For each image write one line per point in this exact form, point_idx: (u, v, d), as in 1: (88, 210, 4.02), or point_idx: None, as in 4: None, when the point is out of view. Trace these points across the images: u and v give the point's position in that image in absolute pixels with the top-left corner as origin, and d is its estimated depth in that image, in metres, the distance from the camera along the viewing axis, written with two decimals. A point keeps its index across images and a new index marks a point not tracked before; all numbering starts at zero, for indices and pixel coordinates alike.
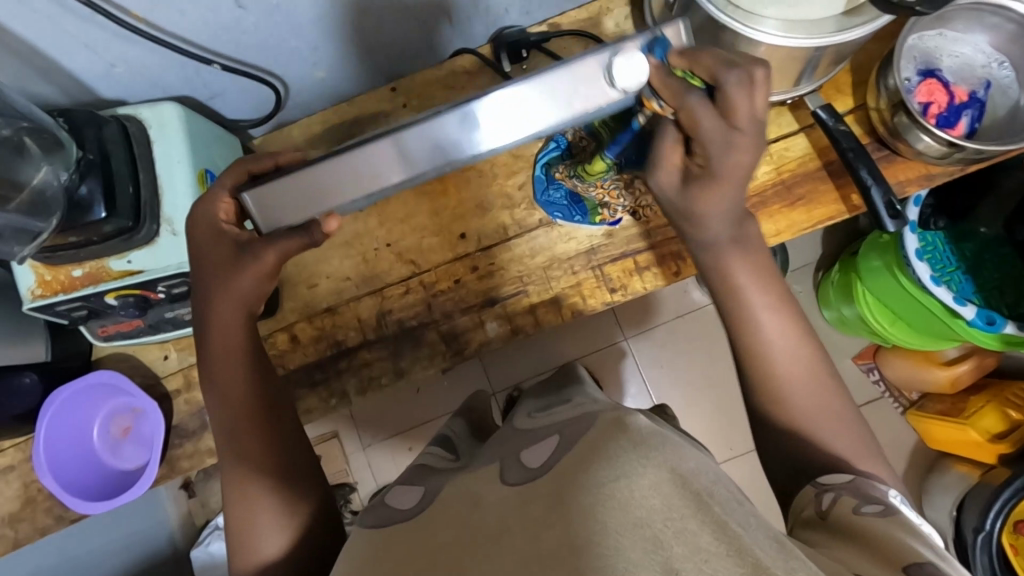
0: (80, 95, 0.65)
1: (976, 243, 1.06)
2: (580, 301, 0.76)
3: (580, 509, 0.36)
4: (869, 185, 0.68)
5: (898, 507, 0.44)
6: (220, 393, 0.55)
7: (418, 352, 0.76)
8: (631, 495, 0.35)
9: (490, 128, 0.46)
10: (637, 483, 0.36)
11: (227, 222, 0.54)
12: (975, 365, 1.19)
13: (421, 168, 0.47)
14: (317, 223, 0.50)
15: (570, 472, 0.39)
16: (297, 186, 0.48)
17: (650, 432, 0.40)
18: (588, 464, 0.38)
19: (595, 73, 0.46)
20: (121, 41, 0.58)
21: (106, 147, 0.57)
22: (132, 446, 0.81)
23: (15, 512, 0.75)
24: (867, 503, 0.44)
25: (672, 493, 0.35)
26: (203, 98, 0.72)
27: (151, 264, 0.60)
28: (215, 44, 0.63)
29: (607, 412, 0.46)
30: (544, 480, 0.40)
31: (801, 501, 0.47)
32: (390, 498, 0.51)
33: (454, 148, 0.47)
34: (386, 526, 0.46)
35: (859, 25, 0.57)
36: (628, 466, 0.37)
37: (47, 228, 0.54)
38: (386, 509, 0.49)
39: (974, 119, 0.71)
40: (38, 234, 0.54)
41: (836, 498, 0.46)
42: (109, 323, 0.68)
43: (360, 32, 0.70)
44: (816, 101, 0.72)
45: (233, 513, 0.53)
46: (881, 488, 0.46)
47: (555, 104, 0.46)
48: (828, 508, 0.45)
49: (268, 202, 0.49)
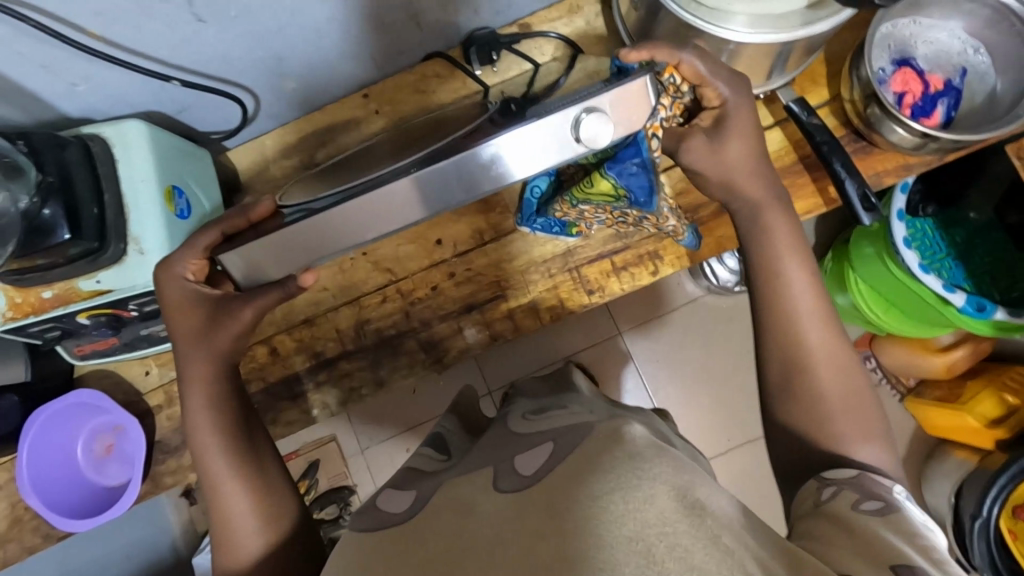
0: (45, 116, 0.65)
1: (966, 229, 1.06)
2: (559, 304, 0.76)
3: (576, 521, 0.38)
4: (843, 178, 0.67)
5: (900, 505, 0.44)
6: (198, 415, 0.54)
7: (396, 361, 0.76)
8: (624, 508, 0.37)
9: (486, 176, 0.49)
10: (630, 495, 0.38)
11: (193, 279, 0.56)
12: (971, 352, 1.23)
13: (424, 213, 0.50)
14: (293, 278, 0.52)
15: (564, 486, 0.41)
16: (279, 249, 0.50)
17: (645, 445, 0.43)
18: (583, 478, 0.40)
19: (564, 123, 0.47)
20: (78, 59, 0.58)
21: (67, 169, 0.57)
22: (115, 463, 0.81)
23: (3, 533, 0.75)
24: (870, 498, 0.45)
25: (667, 506, 0.38)
26: (172, 113, 0.71)
27: (120, 283, 0.60)
28: (177, 59, 0.63)
29: (603, 423, 0.48)
30: (533, 493, 0.42)
31: (801, 495, 0.48)
32: (381, 502, 0.53)
33: (448, 199, 0.49)
34: (376, 530, 0.48)
35: (825, 18, 0.56)
36: (623, 482, 0.39)
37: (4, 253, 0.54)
38: (378, 513, 0.51)
39: (950, 107, 0.70)
40: None
41: (838, 492, 0.46)
42: (85, 342, 0.67)
43: (324, 42, 0.69)
44: (788, 95, 0.71)
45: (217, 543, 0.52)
46: (886, 485, 0.46)
47: (535, 154, 0.48)
48: (826, 501, 0.45)
49: (250, 266, 0.52)
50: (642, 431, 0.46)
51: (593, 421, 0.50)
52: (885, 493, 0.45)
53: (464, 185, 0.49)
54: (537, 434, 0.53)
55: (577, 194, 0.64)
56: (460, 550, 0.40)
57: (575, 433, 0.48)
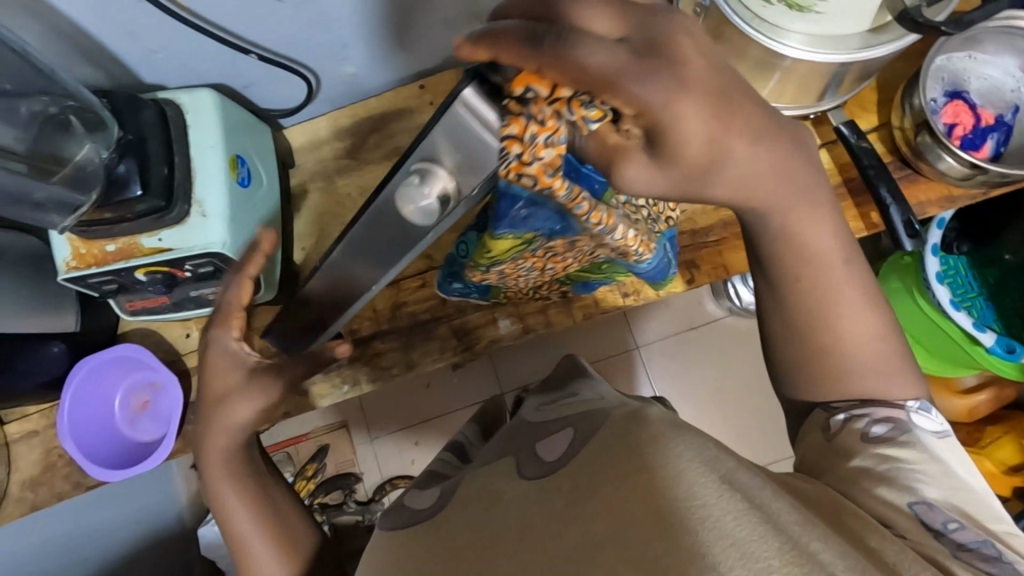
0: (121, 79, 0.68)
1: (999, 269, 1.05)
2: (593, 304, 0.77)
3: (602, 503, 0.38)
4: (888, 204, 0.69)
5: (909, 423, 0.48)
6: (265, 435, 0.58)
7: (428, 345, 0.78)
8: (650, 485, 0.37)
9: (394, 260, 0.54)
10: (658, 474, 0.37)
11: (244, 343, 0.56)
12: (993, 396, 1.21)
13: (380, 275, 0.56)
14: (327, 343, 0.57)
15: (597, 471, 0.41)
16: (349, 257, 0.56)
17: (663, 422, 0.42)
18: (612, 462, 0.40)
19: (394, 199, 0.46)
20: (164, 26, 0.61)
21: (143, 128, 0.59)
22: (148, 420, 0.84)
23: (36, 476, 0.78)
24: (882, 421, 0.48)
25: (698, 482, 0.36)
26: (238, 87, 0.74)
27: (181, 243, 0.62)
28: (252, 35, 0.66)
29: (622, 408, 0.48)
30: (558, 481, 0.43)
31: (809, 425, 0.51)
32: (409, 500, 0.54)
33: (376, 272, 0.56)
34: (405, 527, 0.49)
35: (886, 43, 0.57)
36: (650, 460, 0.38)
37: (87, 201, 0.57)
38: (405, 511, 0.52)
39: (999, 143, 0.71)
40: (79, 207, 0.56)
41: (849, 421, 0.49)
42: (136, 298, 0.70)
43: (390, 31, 0.72)
44: (839, 116, 0.72)
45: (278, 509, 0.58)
46: (902, 405, 0.49)
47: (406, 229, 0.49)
48: (836, 433, 0.49)
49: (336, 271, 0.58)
50: (661, 408, 0.46)
51: (605, 407, 0.51)
52: (895, 415, 0.48)
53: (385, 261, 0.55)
54: (553, 422, 0.54)
55: (482, 259, 0.58)
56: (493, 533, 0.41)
57: (592, 420, 0.49)
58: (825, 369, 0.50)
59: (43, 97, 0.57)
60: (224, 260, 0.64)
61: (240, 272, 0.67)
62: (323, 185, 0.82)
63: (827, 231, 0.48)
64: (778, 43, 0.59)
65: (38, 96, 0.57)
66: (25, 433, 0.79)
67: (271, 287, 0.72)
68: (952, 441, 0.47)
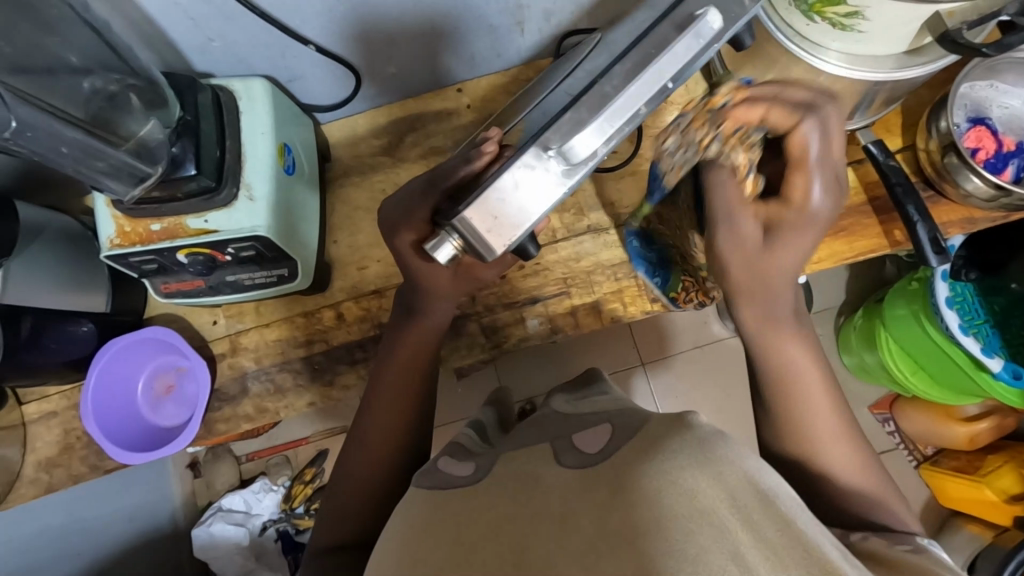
0: (174, 64, 0.69)
1: (1006, 299, 1.08)
2: (620, 307, 0.79)
3: (643, 493, 0.39)
4: (914, 221, 0.71)
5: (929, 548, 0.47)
6: (356, 443, 0.61)
7: (457, 341, 0.78)
8: (697, 485, 0.39)
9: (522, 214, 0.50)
10: (699, 474, 0.40)
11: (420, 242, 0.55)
12: (995, 424, 1.24)
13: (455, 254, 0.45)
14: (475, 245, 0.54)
15: (634, 461, 0.43)
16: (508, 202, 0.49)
17: (711, 429, 0.43)
18: (649, 455, 0.43)
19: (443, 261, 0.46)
20: (226, 15, 0.63)
21: (199, 110, 0.61)
22: (172, 405, 0.84)
23: (53, 457, 0.77)
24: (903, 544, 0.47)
25: (738, 487, 0.39)
26: (285, 80, 0.76)
27: (226, 225, 0.63)
28: (307, 28, 0.68)
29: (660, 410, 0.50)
30: (601, 468, 0.44)
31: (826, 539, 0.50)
32: (443, 465, 0.55)
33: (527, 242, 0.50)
34: (447, 488, 0.51)
35: (922, 65, 0.60)
36: (692, 459, 0.41)
37: (154, 173, 0.57)
38: (443, 474, 0.54)
39: (1020, 168, 0.73)
40: (146, 178, 0.57)
41: (867, 536, 0.48)
42: (172, 280, 0.70)
43: (435, 34, 0.75)
44: (867, 136, 0.75)
45: (333, 499, 0.60)
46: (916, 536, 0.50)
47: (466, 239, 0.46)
48: (854, 540, 0.48)
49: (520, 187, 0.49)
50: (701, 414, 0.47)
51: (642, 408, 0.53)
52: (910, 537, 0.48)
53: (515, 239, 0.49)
54: (586, 415, 0.56)
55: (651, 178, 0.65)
56: (528, 516, 0.42)
57: (628, 418, 0.51)
58: (847, 464, 0.53)
59: (109, 74, 0.57)
60: (267, 245, 0.65)
61: (280, 258, 0.68)
62: (360, 179, 0.83)
63: (795, 339, 0.53)
64: (818, 59, 0.62)
65: (102, 72, 0.57)
66: (44, 413, 0.78)
67: (308, 276, 0.72)
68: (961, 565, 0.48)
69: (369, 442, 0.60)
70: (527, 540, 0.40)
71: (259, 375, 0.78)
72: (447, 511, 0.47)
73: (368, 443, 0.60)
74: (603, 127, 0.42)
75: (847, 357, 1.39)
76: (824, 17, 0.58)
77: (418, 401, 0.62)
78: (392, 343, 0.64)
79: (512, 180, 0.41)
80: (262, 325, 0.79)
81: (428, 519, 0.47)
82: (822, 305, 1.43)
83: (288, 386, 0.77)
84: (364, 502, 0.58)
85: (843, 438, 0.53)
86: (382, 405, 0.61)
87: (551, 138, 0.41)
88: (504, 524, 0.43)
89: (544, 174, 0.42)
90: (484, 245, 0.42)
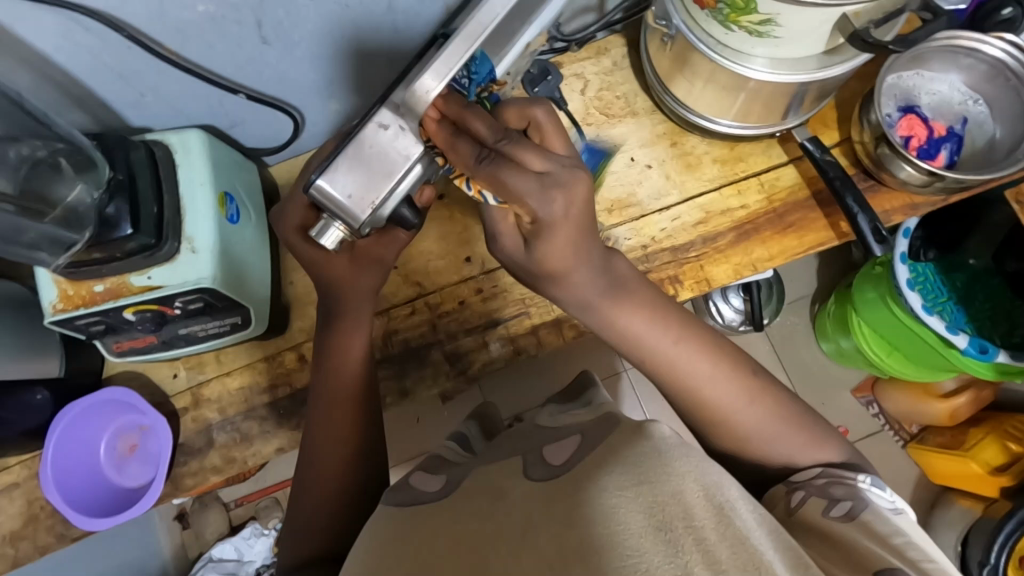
0: (109, 122, 0.69)
1: (965, 274, 1.10)
2: (581, 322, 0.78)
3: (601, 509, 0.40)
4: (855, 213, 0.73)
5: (869, 498, 0.50)
6: (306, 483, 0.60)
7: (421, 372, 0.78)
8: (660, 497, 0.40)
9: (389, 158, 0.44)
10: (660, 489, 0.40)
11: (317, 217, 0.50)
12: (972, 398, 1.25)
13: (329, 233, 0.48)
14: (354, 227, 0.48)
15: (600, 464, 0.45)
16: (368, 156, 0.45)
17: (673, 442, 0.44)
18: (604, 468, 0.43)
19: (331, 243, 0.50)
20: (154, 71, 0.63)
21: (133, 168, 0.61)
22: (136, 463, 0.84)
23: (16, 531, 0.74)
24: (844, 498, 0.50)
25: (698, 505, 0.40)
26: (225, 127, 0.76)
27: (172, 279, 0.62)
28: (239, 76, 0.68)
29: (628, 420, 0.50)
30: (566, 483, 0.45)
31: (773, 500, 0.54)
32: (413, 482, 0.56)
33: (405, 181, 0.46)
34: (411, 506, 0.51)
35: (841, 62, 0.62)
36: (656, 475, 0.41)
37: (79, 240, 0.58)
38: (411, 490, 0.54)
39: (953, 151, 0.75)
40: (72, 245, 0.58)
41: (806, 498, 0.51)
42: (124, 339, 0.69)
43: (370, 69, 0.75)
44: (803, 133, 0.76)
45: (292, 532, 0.59)
46: (853, 477, 0.52)
47: None
48: (797, 507, 0.51)
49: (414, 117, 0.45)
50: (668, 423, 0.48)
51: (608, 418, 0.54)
52: (852, 493, 0.50)
53: (380, 182, 0.45)
54: (558, 431, 0.56)
55: None
56: (481, 545, 0.42)
57: (598, 429, 0.51)
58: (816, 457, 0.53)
59: (34, 141, 0.58)
60: (216, 295, 0.64)
61: (231, 306, 0.67)
62: None
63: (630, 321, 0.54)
64: (744, 66, 0.63)
65: (28, 139, 0.58)
66: (4, 486, 0.75)
67: (262, 321, 0.71)
68: (907, 516, 0.49)
69: (324, 479, 0.59)
70: (480, 561, 0.41)
71: (225, 425, 0.76)
72: (411, 527, 0.48)
73: (329, 478, 0.59)
74: (442, 70, 0.42)
75: (824, 344, 1.40)
76: (740, 26, 0.60)
77: (371, 424, 0.61)
78: (326, 373, 0.61)
79: (370, 139, 0.44)
80: (223, 374, 0.77)
81: (387, 546, 0.46)
82: (795, 296, 1.45)
83: (254, 434, 0.76)
84: (331, 524, 0.58)
85: (726, 386, 0.54)
86: (335, 432, 0.60)
87: (398, 95, 0.44)
88: (457, 545, 0.44)
89: (400, 130, 0.44)
90: (354, 215, 0.45)
